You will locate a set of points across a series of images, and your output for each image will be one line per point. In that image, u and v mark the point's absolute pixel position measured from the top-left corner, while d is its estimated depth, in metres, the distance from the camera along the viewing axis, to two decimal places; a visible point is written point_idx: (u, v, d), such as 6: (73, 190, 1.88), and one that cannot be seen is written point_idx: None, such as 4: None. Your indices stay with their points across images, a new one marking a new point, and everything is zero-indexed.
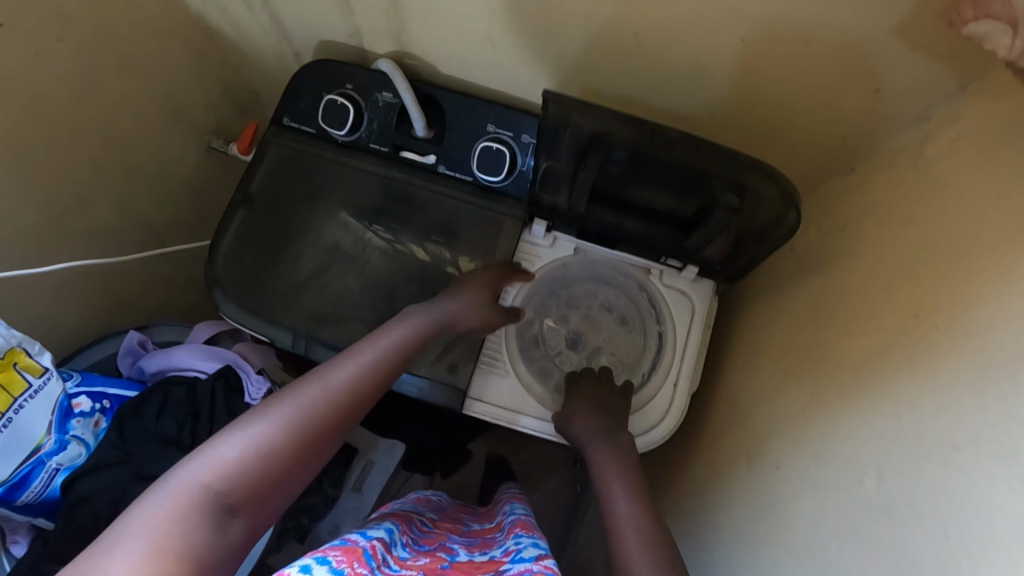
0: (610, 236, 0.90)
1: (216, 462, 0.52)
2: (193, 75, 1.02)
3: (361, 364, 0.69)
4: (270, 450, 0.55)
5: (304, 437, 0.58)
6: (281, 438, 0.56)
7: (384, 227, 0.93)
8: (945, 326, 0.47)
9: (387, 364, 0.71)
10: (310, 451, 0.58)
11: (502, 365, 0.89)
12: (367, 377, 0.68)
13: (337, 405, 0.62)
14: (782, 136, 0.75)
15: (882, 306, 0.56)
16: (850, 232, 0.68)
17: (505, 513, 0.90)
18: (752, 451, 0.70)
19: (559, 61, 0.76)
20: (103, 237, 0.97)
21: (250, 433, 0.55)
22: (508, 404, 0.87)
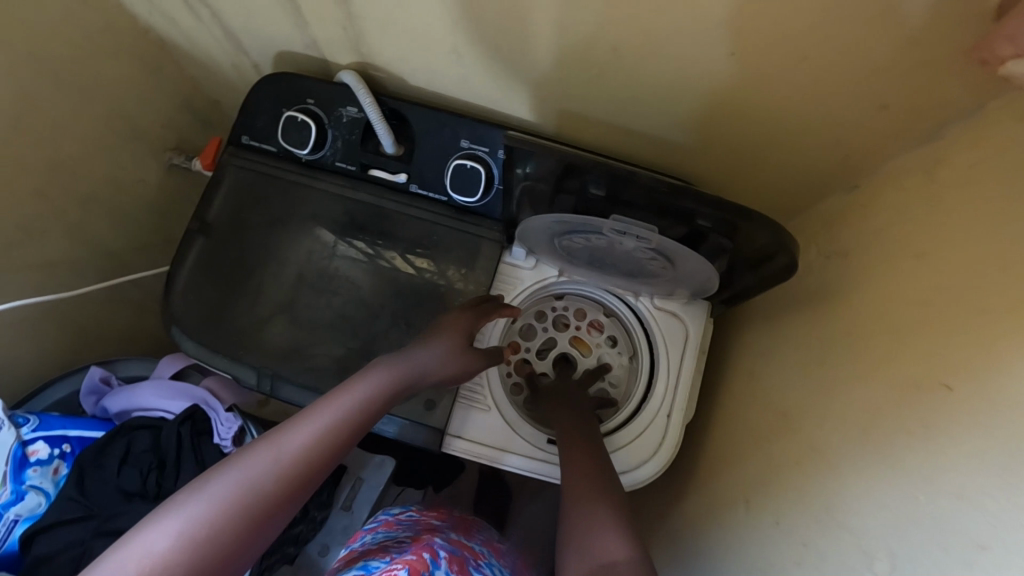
0: (598, 263, 0.82)
1: (145, 554, 0.45)
2: (147, 90, 0.94)
3: (327, 420, 0.59)
4: (212, 534, 0.47)
5: (255, 512, 0.50)
6: (225, 518, 0.48)
7: (363, 242, 0.87)
8: (962, 392, 0.42)
9: (358, 417, 0.61)
10: (262, 527, 0.50)
11: (486, 399, 0.83)
12: (335, 435, 0.58)
13: (295, 475, 0.53)
14: (779, 153, 0.69)
15: (893, 355, 0.51)
16: (853, 260, 0.63)
17: (483, 553, 0.77)
18: (752, 497, 0.65)
19: (534, 75, 0.70)
20: (59, 270, 0.91)
21: (189, 514, 0.47)
22: (490, 441, 0.82)
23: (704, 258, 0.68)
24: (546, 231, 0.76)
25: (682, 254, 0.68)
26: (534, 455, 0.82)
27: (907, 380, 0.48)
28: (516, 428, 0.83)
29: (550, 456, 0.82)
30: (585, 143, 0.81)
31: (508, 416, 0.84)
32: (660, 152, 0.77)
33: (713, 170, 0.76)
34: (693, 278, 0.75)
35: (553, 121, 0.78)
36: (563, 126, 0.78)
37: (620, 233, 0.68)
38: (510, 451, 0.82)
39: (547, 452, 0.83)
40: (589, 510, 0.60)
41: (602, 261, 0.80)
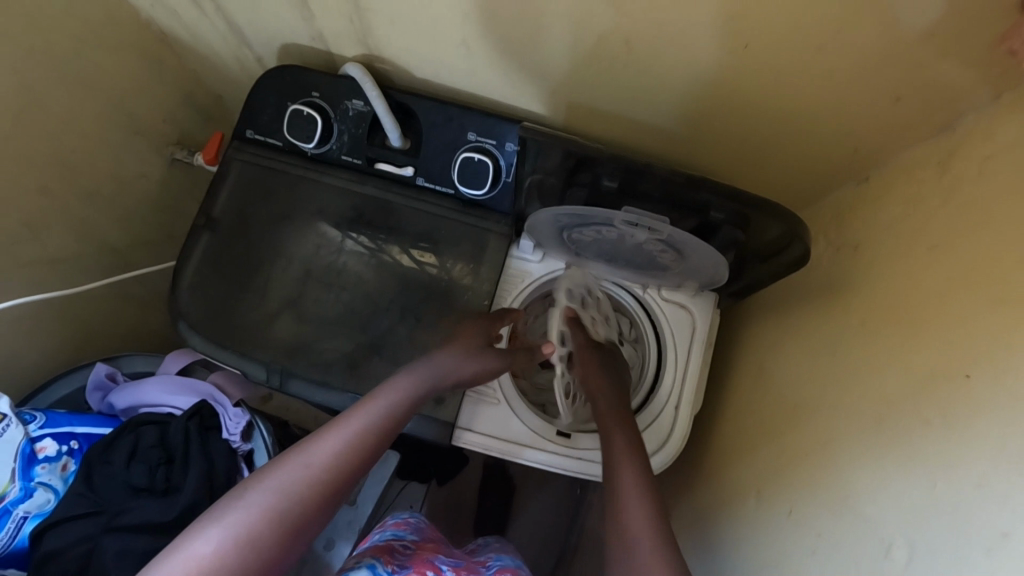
0: (609, 256, 0.82)
1: (189, 560, 0.48)
2: (149, 84, 0.93)
3: (353, 428, 0.61)
4: (249, 540, 0.50)
5: (289, 518, 0.53)
6: (260, 525, 0.51)
7: (365, 235, 0.87)
8: (982, 381, 0.43)
9: (384, 425, 0.64)
10: (296, 533, 0.53)
11: (494, 393, 0.84)
12: (361, 443, 0.61)
13: (324, 481, 0.56)
14: (790, 145, 0.69)
15: (911, 345, 0.51)
16: (866, 252, 0.63)
17: (488, 556, 0.81)
18: (763, 488, 0.66)
19: (545, 68, 0.69)
20: (62, 266, 0.90)
21: (228, 523, 0.51)
22: (499, 433, 0.82)
23: (715, 249, 0.68)
24: (555, 224, 0.76)
25: (692, 243, 0.68)
26: (543, 448, 0.82)
27: (925, 372, 0.48)
28: (525, 421, 0.84)
29: (559, 448, 0.83)
30: (594, 136, 0.80)
31: (516, 408, 0.84)
32: (669, 146, 0.77)
33: (723, 163, 0.76)
34: (702, 268, 0.75)
35: (562, 114, 0.78)
36: (572, 119, 0.78)
37: (631, 225, 0.68)
38: (518, 444, 0.82)
39: (556, 444, 0.83)
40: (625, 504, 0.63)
41: (610, 253, 0.80)
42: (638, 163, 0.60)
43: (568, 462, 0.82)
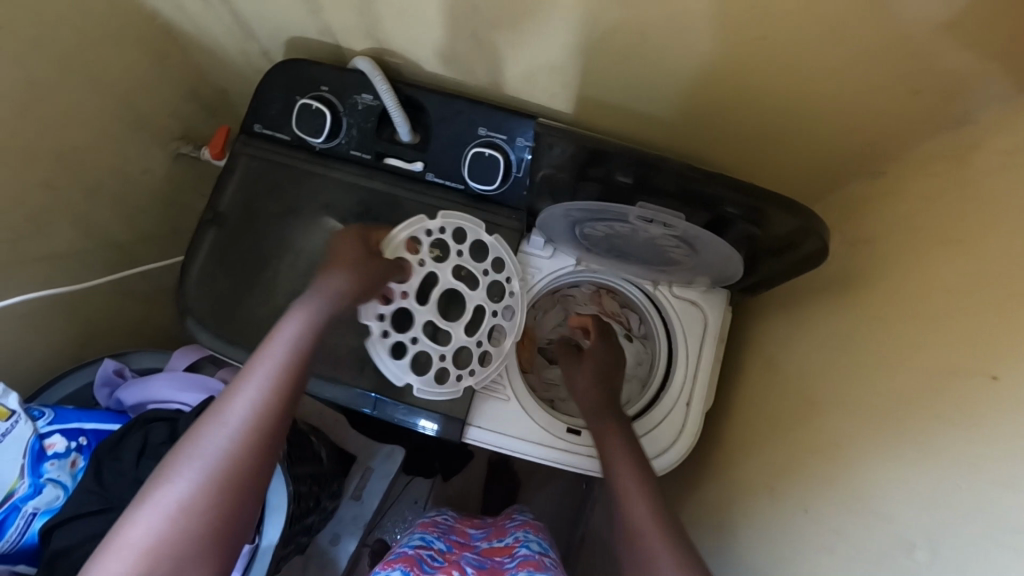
0: (621, 252, 0.81)
1: (130, 549, 0.48)
2: (154, 79, 0.93)
3: (265, 377, 0.58)
4: (187, 509, 0.50)
5: (223, 478, 0.52)
6: (194, 494, 0.51)
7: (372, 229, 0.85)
8: (1009, 382, 0.42)
9: (297, 362, 0.61)
10: (239, 489, 0.53)
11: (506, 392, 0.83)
12: (276, 386, 0.58)
13: (247, 433, 0.55)
14: (801, 140, 0.68)
15: (929, 342, 0.51)
16: (879, 248, 0.63)
17: (517, 539, 0.78)
18: (776, 484, 0.66)
19: (555, 61, 0.69)
20: (69, 262, 0.90)
21: (159, 502, 0.50)
22: (515, 435, 0.82)
23: (728, 246, 0.68)
24: (567, 219, 0.75)
25: (706, 240, 0.67)
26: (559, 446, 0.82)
27: (943, 371, 0.48)
28: (539, 420, 0.83)
29: (573, 446, 0.82)
30: (602, 132, 0.80)
31: (529, 409, 0.83)
32: (678, 141, 0.76)
33: (733, 158, 0.76)
34: (716, 264, 0.74)
35: (570, 109, 0.78)
36: (581, 113, 0.78)
37: (647, 220, 0.67)
38: (534, 443, 0.82)
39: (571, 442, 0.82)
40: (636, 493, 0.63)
41: (620, 248, 0.80)
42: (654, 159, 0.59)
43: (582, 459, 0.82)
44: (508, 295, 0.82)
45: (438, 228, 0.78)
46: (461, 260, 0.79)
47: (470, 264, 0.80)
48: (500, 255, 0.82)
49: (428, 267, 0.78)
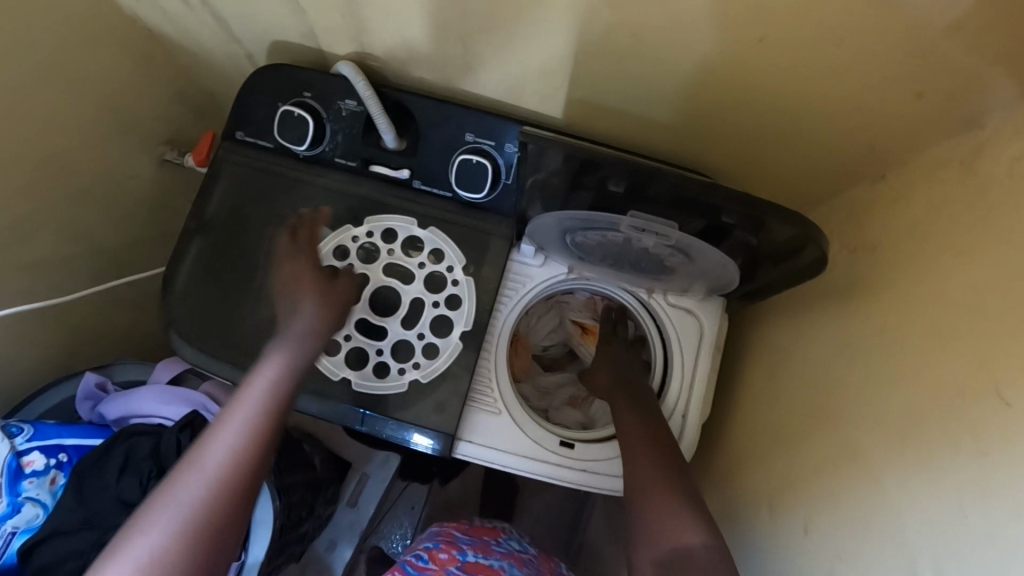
0: (614, 259, 0.78)
1: None
2: (138, 83, 0.90)
3: (239, 427, 0.58)
4: (158, 567, 0.50)
5: (196, 535, 0.52)
6: (167, 552, 0.51)
7: (365, 234, 0.81)
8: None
9: (273, 410, 0.60)
10: (212, 546, 0.53)
11: (496, 404, 0.81)
12: (257, 434, 0.58)
13: (225, 485, 0.55)
14: (804, 142, 0.66)
15: (939, 357, 0.49)
16: (885, 256, 0.60)
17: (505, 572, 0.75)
18: (777, 500, 0.64)
19: (548, 64, 0.66)
20: (52, 271, 0.88)
21: (130, 558, 0.50)
22: (507, 448, 0.80)
23: (723, 254, 0.66)
24: (557, 227, 0.73)
25: (699, 248, 0.65)
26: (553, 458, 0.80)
27: (951, 390, 0.46)
28: (531, 433, 0.81)
29: (566, 458, 0.80)
30: (596, 135, 0.78)
31: (520, 421, 0.81)
32: (676, 144, 0.74)
33: (733, 162, 0.73)
34: (712, 272, 0.71)
35: (563, 112, 0.75)
36: (575, 117, 0.75)
37: (637, 230, 0.65)
38: (527, 456, 0.80)
39: (564, 453, 0.80)
40: (656, 494, 0.64)
41: (616, 256, 0.77)
42: (646, 168, 0.57)
43: (576, 471, 0.80)
44: (452, 285, 0.80)
45: (366, 233, 0.81)
46: (392, 259, 0.81)
47: (402, 261, 0.81)
48: (435, 245, 0.81)
49: (355, 271, 0.80)
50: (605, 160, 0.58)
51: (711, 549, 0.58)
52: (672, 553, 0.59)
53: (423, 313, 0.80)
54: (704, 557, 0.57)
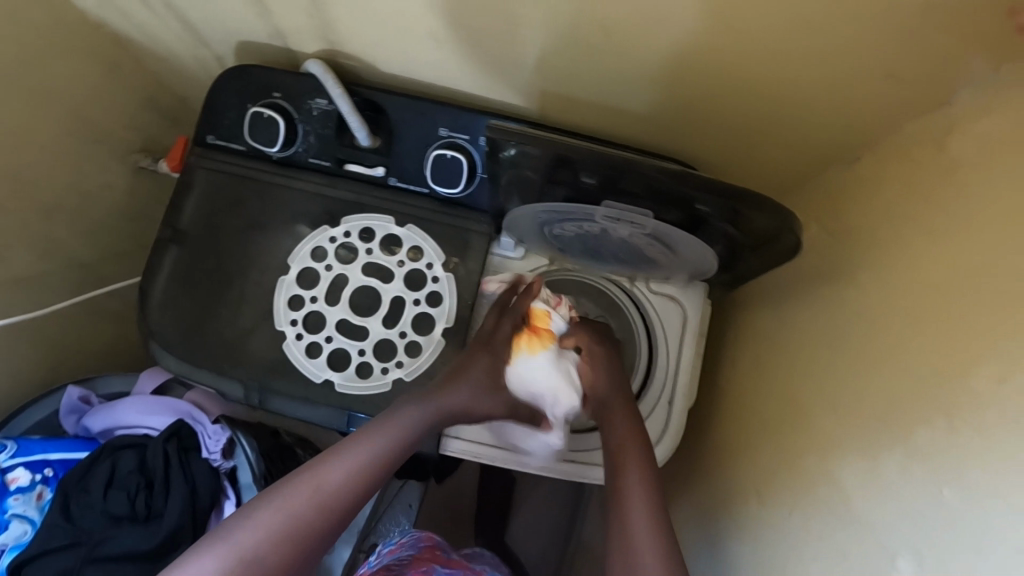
0: (594, 249, 0.77)
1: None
2: (107, 92, 0.88)
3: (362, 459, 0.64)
4: (252, 560, 0.56)
5: (292, 547, 0.58)
6: (268, 548, 0.57)
7: (342, 234, 0.80)
8: (1002, 383, 0.39)
9: (394, 457, 0.66)
10: (299, 560, 0.58)
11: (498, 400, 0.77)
12: (372, 472, 0.64)
13: (332, 509, 0.60)
14: (779, 126, 0.65)
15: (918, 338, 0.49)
16: (862, 239, 0.60)
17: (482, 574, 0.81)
18: (762, 485, 0.65)
19: (519, 57, 0.66)
20: (28, 287, 0.86)
21: (235, 543, 0.57)
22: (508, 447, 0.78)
23: (702, 242, 0.65)
24: (535, 220, 0.72)
25: (678, 237, 0.65)
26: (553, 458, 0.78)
27: (926, 372, 0.46)
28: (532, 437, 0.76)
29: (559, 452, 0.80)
30: (572, 126, 0.77)
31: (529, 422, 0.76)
32: (653, 132, 0.73)
33: (710, 149, 0.73)
34: (692, 259, 0.71)
35: (537, 105, 0.74)
36: (549, 109, 0.75)
37: (613, 220, 0.65)
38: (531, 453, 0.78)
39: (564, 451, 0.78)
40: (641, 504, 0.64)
41: (595, 247, 0.77)
42: (615, 157, 0.56)
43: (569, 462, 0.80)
44: (432, 282, 0.80)
45: (343, 233, 0.81)
46: (371, 258, 0.80)
47: (381, 259, 0.80)
48: (414, 243, 0.80)
49: (334, 272, 0.80)
50: (574, 152, 0.57)
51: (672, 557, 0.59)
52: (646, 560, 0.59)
53: (405, 311, 0.79)
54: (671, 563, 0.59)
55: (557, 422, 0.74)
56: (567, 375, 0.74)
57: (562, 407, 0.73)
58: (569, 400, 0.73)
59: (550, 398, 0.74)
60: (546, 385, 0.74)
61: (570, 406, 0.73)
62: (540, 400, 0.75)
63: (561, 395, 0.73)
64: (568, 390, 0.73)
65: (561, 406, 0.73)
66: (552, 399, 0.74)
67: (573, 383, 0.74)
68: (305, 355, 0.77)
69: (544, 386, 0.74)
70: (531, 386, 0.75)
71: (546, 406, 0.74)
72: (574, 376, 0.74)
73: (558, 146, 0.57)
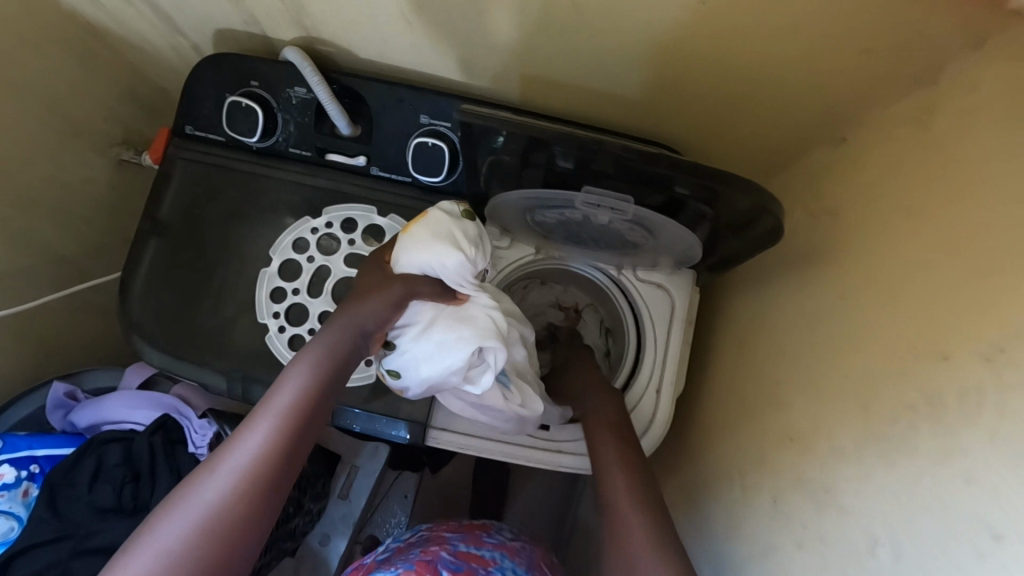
0: (578, 236, 0.76)
1: None
2: (84, 84, 0.87)
3: (263, 434, 0.53)
4: None
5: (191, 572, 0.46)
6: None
7: (323, 224, 0.79)
8: (980, 367, 0.39)
9: (306, 412, 0.56)
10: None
11: (416, 319, 0.67)
12: (280, 443, 0.53)
13: (235, 505, 0.49)
14: (762, 106, 0.64)
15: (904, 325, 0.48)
16: (847, 221, 0.59)
17: (496, 556, 0.77)
18: (746, 472, 0.64)
19: (496, 38, 0.64)
20: (8, 283, 0.86)
21: None
22: (448, 367, 0.64)
23: (683, 226, 0.63)
24: (516, 208, 0.71)
25: (661, 222, 0.63)
26: (502, 356, 0.65)
27: (905, 356, 0.46)
28: (468, 336, 0.64)
29: (506, 389, 0.71)
30: (553, 111, 0.76)
31: (459, 323, 0.65)
32: (635, 115, 0.72)
33: (695, 132, 0.72)
34: (676, 245, 0.70)
35: (518, 90, 0.73)
36: (530, 93, 0.73)
37: (594, 207, 0.63)
38: (474, 365, 0.65)
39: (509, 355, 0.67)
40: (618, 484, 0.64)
41: (578, 234, 0.75)
42: (588, 138, 0.55)
43: (520, 400, 0.72)
44: None
45: (324, 224, 0.79)
46: (353, 250, 0.78)
47: (364, 250, 0.79)
48: (397, 233, 0.79)
49: (316, 263, 0.78)
50: (548, 134, 0.56)
51: (653, 537, 0.57)
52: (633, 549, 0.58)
53: None
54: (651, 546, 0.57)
55: (463, 287, 0.67)
56: (449, 235, 0.66)
57: (451, 268, 0.65)
58: (456, 256, 0.65)
59: (434, 261, 0.66)
60: (428, 251, 0.66)
61: (459, 264, 0.65)
62: (429, 271, 0.67)
63: (446, 254, 0.65)
64: (451, 247, 0.65)
65: (448, 265, 0.65)
66: (438, 262, 0.66)
67: (459, 242, 0.66)
68: (287, 347, 0.76)
69: (426, 253, 0.66)
70: (414, 257, 0.66)
71: (437, 273, 0.66)
72: (460, 234, 0.67)
73: (532, 128, 0.55)
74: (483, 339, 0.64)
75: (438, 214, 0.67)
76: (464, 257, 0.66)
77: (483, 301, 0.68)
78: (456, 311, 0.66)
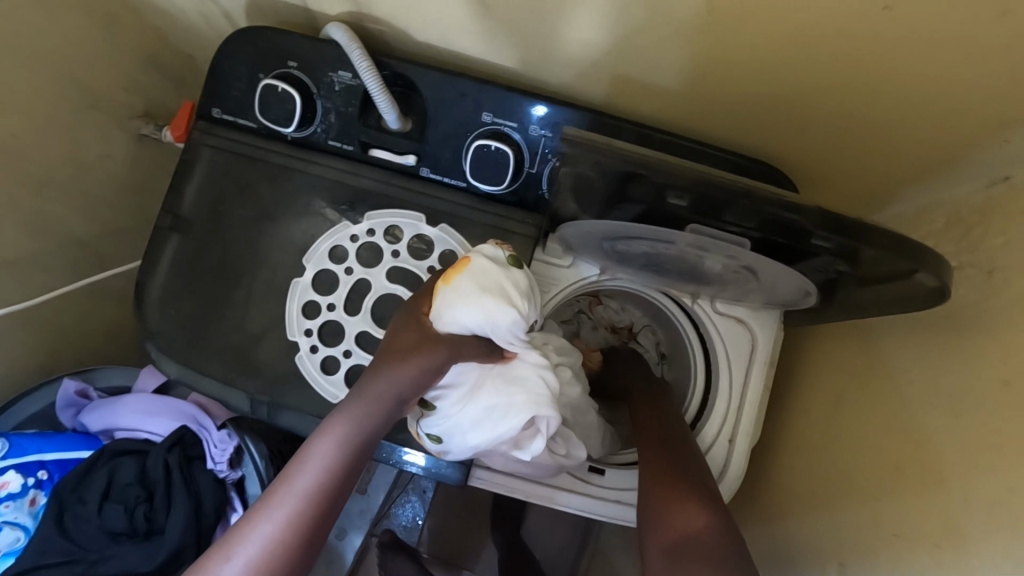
0: (658, 266, 0.65)
1: None
2: (101, 52, 0.77)
3: (281, 522, 0.46)
4: None
5: None
6: None
7: (365, 230, 0.69)
8: None
9: (330, 495, 0.49)
10: None
11: (460, 381, 0.59)
12: (301, 533, 0.46)
13: None
14: (914, 127, 0.52)
15: None
16: (1012, 284, 0.48)
17: None
18: (847, 562, 0.56)
19: (592, 28, 0.52)
20: (20, 273, 0.78)
21: None
22: (499, 437, 0.58)
23: (796, 273, 0.53)
24: (592, 234, 0.60)
25: (773, 269, 0.53)
26: (555, 421, 0.59)
27: None
28: (522, 404, 0.57)
29: (552, 441, 0.64)
30: (643, 114, 0.64)
31: (512, 391, 0.58)
32: (744, 127, 0.60)
33: (815, 149, 0.60)
34: (779, 288, 0.59)
35: (605, 88, 0.62)
36: (617, 94, 0.62)
37: (696, 246, 0.54)
38: (525, 433, 0.59)
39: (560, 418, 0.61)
40: (658, 494, 0.54)
41: (657, 264, 0.65)
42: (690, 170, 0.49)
43: (565, 450, 0.65)
44: None
45: (366, 231, 0.70)
46: (399, 263, 0.69)
47: (409, 265, 0.69)
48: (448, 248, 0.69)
49: (355, 275, 0.69)
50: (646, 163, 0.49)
51: (720, 533, 0.48)
52: (678, 540, 0.49)
53: None
54: (714, 540, 0.47)
55: (513, 345, 0.58)
56: (499, 288, 0.56)
57: (505, 327, 0.56)
58: (510, 314, 0.55)
59: (488, 320, 0.55)
60: (479, 309, 0.55)
61: (513, 322, 0.56)
62: (479, 331, 0.56)
63: (498, 312, 0.55)
64: (507, 303, 0.55)
65: (502, 324, 0.55)
66: (490, 320, 0.55)
67: (511, 295, 0.56)
68: (318, 368, 0.68)
69: (476, 312, 0.55)
70: (464, 316, 0.55)
71: (488, 332, 0.56)
72: (510, 287, 0.57)
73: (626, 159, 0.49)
74: (538, 408, 0.57)
75: (483, 264, 0.58)
76: (522, 314, 0.56)
77: (533, 358, 0.60)
78: (505, 372, 0.59)
